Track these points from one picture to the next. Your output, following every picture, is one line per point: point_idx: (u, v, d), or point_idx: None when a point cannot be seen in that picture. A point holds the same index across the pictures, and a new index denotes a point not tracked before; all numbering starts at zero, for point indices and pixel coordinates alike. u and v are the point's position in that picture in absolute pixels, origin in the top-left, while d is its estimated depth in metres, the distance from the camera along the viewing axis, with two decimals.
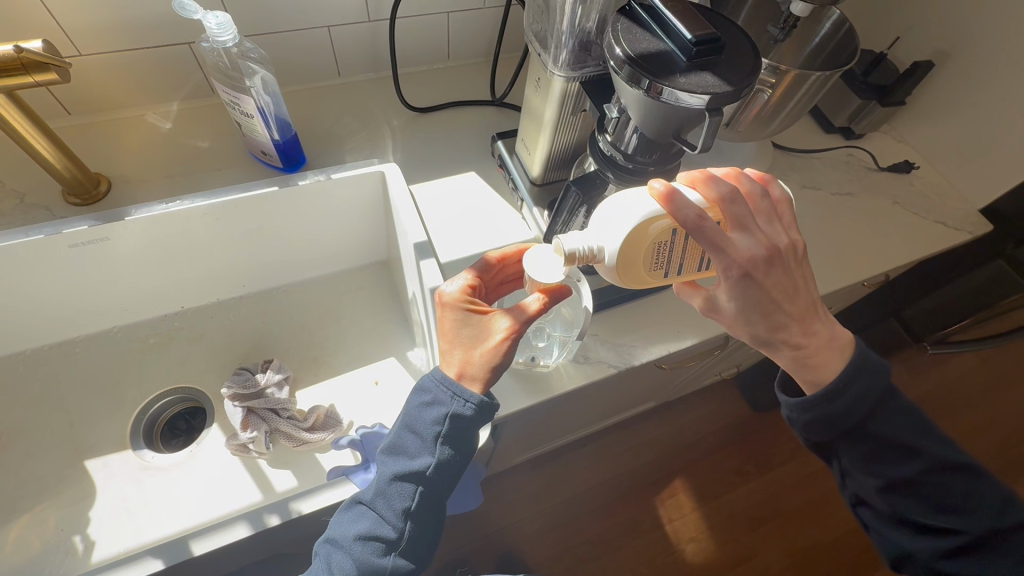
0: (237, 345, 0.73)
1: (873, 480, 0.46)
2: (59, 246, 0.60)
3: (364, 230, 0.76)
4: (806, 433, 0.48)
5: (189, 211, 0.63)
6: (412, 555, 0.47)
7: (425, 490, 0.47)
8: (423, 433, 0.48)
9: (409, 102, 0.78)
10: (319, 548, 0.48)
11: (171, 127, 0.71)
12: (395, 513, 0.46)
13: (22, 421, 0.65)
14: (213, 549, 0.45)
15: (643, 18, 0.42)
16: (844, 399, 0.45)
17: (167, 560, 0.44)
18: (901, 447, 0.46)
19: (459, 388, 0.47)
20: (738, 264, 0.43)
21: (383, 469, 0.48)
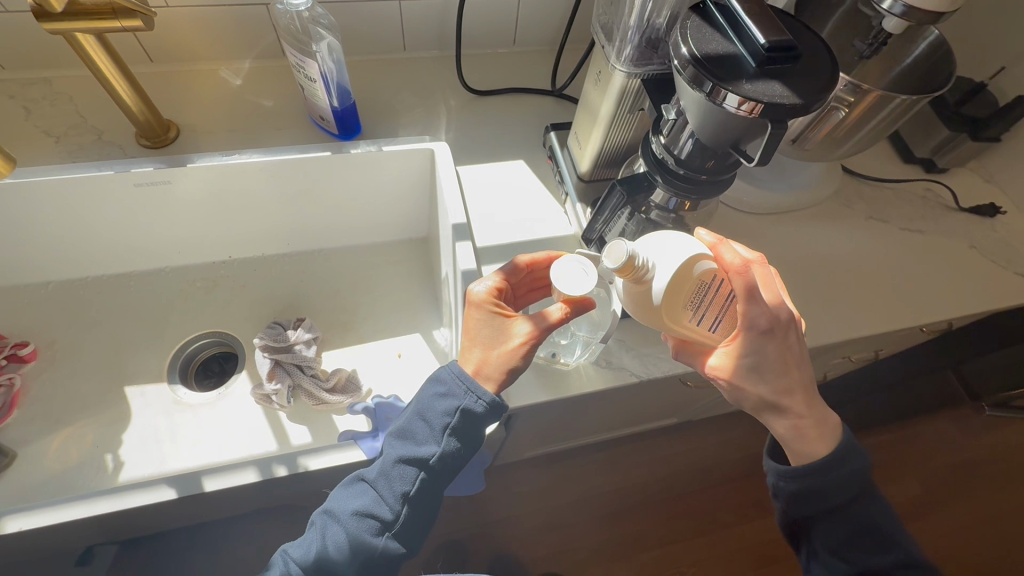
0: (274, 300, 0.76)
1: (841, 563, 0.49)
2: (126, 183, 0.64)
3: (408, 205, 0.77)
4: (788, 503, 0.51)
5: (246, 166, 0.66)
6: (402, 541, 0.48)
7: (426, 477, 0.48)
8: (432, 422, 0.48)
9: (470, 83, 0.78)
10: (316, 515, 0.50)
11: (241, 84, 0.74)
12: (393, 496, 0.47)
13: (77, 341, 0.70)
14: (222, 488, 0.46)
15: (715, 18, 0.40)
16: (834, 479, 0.48)
17: (178, 491, 0.46)
18: (875, 537, 0.48)
19: (474, 384, 0.48)
20: (765, 320, 0.47)
21: (389, 451, 0.49)
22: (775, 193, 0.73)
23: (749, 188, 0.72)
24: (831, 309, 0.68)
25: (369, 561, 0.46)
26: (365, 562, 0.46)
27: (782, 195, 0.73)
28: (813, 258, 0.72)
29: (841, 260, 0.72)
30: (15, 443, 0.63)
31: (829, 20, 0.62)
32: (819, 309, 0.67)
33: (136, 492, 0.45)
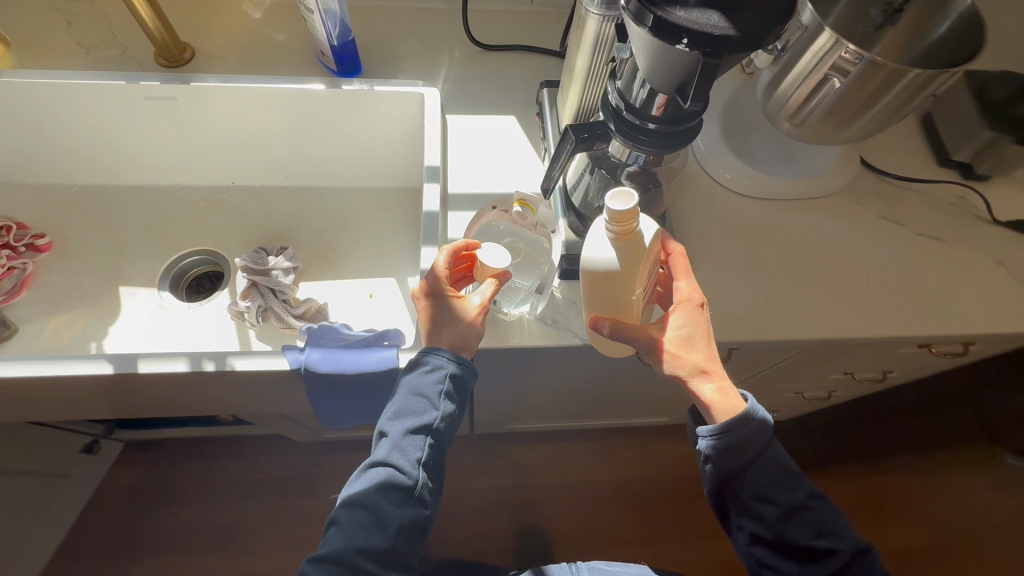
0: (266, 227, 0.80)
1: (772, 509, 0.51)
2: (138, 95, 0.69)
3: (401, 151, 0.78)
4: (719, 462, 0.52)
5: (245, 90, 0.70)
6: (422, 503, 0.50)
7: (434, 440, 0.51)
8: (428, 394, 0.50)
9: (477, 38, 0.78)
10: (335, 510, 0.51)
11: (260, 17, 0.77)
12: (407, 466, 0.50)
13: (86, 239, 0.76)
14: (153, 371, 0.51)
15: None
16: (758, 430, 0.51)
17: (115, 367, 0.51)
18: (791, 478, 0.52)
19: (453, 353, 0.51)
20: (694, 295, 0.53)
21: (393, 428, 0.50)
22: (776, 178, 0.68)
23: (746, 169, 0.68)
24: (816, 305, 0.63)
25: (400, 529, 0.49)
26: (399, 531, 0.49)
27: (785, 181, 0.68)
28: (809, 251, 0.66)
29: (839, 256, 0.66)
30: (19, 320, 0.70)
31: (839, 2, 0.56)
32: (801, 303, 0.63)
33: (82, 362, 0.52)
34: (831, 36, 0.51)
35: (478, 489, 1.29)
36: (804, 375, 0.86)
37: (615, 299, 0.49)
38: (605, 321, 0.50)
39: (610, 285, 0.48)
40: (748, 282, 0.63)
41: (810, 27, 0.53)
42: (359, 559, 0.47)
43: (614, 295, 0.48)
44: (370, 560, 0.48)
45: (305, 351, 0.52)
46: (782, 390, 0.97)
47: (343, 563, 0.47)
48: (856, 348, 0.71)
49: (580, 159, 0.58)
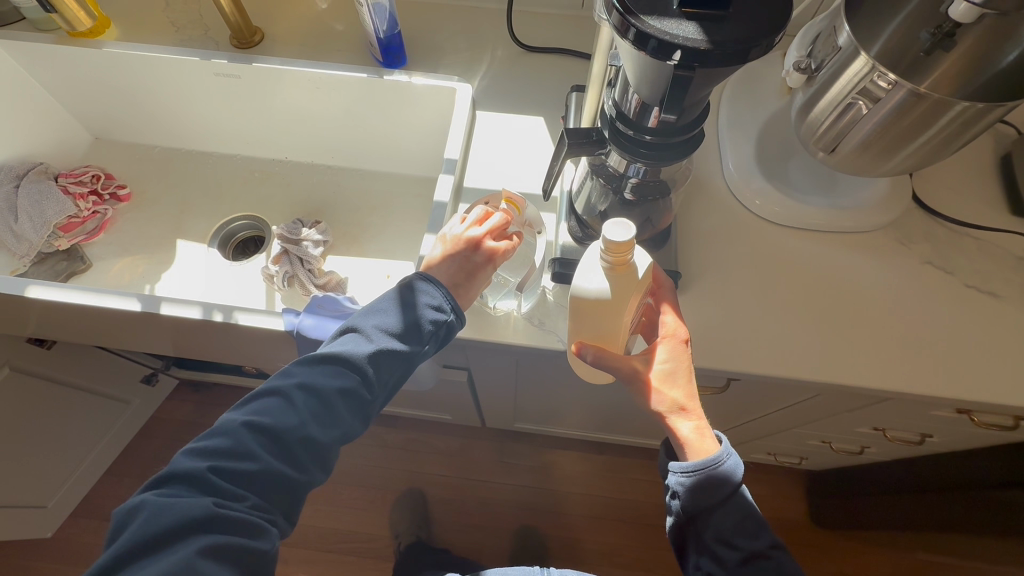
0: (308, 201, 0.86)
1: (732, 553, 0.49)
2: (209, 70, 0.78)
3: (436, 142, 0.81)
4: (685, 499, 0.51)
5: (299, 74, 0.76)
6: (366, 421, 0.52)
7: (401, 371, 0.52)
8: (421, 325, 0.52)
9: (522, 38, 0.79)
10: (285, 387, 0.49)
11: (326, 7, 0.83)
12: (373, 381, 0.51)
13: (158, 194, 0.87)
14: (173, 314, 0.60)
15: None
16: (725, 475, 0.49)
17: (143, 305, 0.60)
18: (755, 523, 0.50)
19: (459, 304, 0.54)
20: (680, 331, 0.52)
21: (374, 342, 0.51)
22: (811, 206, 0.63)
23: (778, 194, 0.64)
24: (830, 347, 0.58)
25: (342, 436, 0.49)
26: (340, 438, 0.49)
27: (820, 210, 0.63)
28: (834, 289, 0.61)
29: (867, 299, 0.61)
30: (95, 257, 0.81)
31: (884, 30, 0.53)
32: (814, 342, 0.58)
33: (117, 296, 0.61)
34: (866, 62, 0.47)
35: (485, 480, 1.32)
36: (827, 423, 0.80)
37: (599, 328, 0.48)
38: (589, 349, 0.50)
39: (597, 314, 0.47)
40: (758, 310, 0.60)
41: (845, 49, 0.49)
42: (296, 447, 0.47)
43: (599, 324, 0.48)
44: (305, 453, 0.47)
45: (300, 316, 0.58)
46: (805, 435, 0.90)
47: (279, 442, 0.47)
48: (878, 401, 0.65)
49: (584, 163, 0.58)
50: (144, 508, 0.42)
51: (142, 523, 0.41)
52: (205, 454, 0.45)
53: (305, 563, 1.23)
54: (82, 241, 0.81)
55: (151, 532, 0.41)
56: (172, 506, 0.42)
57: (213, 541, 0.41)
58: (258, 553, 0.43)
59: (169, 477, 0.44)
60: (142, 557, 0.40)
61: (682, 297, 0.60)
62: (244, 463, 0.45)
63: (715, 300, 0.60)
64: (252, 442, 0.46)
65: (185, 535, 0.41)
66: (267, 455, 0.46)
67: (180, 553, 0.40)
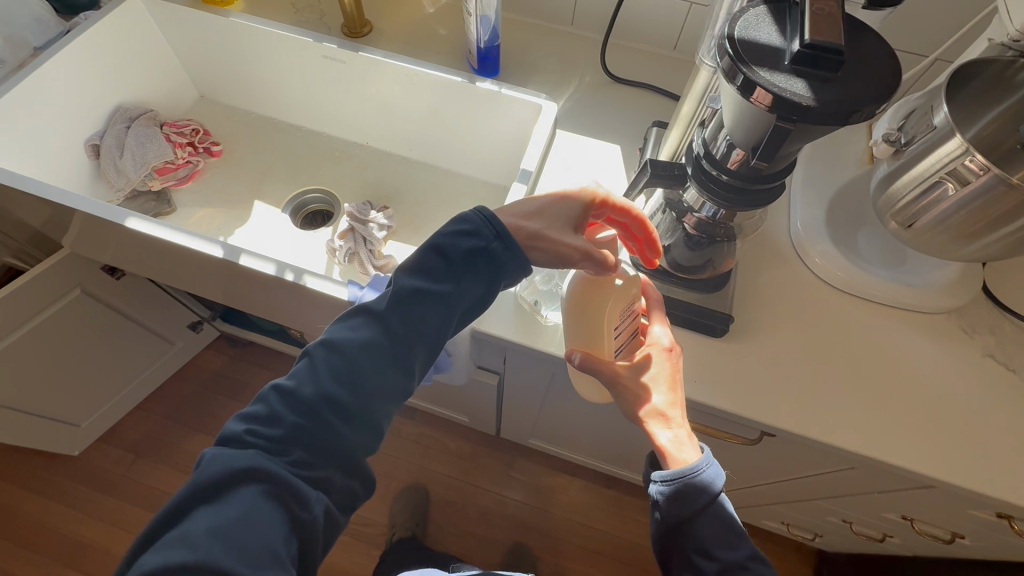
0: (380, 187, 0.91)
1: (709, 565, 0.50)
2: (317, 52, 0.84)
3: (511, 152, 0.84)
4: (663, 509, 0.52)
5: (398, 68, 0.81)
6: (406, 372, 0.50)
7: (438, 311, 0.51)
8: (453, 260, 0.52)
9: (612, 70, 0.82)
10: (310, 347, 0.50)
11: (433, 12, 0.89)
12: (402, 326, 0.50)
13: (246, 158, 0.93)
14: (250, 266, 0.64)
15: (776, 13, 0.39)
16: (701, 488, 0.49)
17: (223, 253, 0.65)
18: (734, 534, 0.50)
19: (498, 225, 0.52)
20: (665, 339, 0.55)
21: (405, 284, 0.51)
22: (872, 276, 0.63)
23: (840, 257, 0.63)
24: (871, 420, 0.57)
25: (378, 389, 0.48)
26: (373, 392, 0.48)
27: (881, 282, 0.63)
28: (886, 364, 0.60)
29: (917, 379, 0.59)
30: (180, 204, 0.88)
31: (986, 115, 0.54)
32: (856, 412, 0.57)
33: (202, 241, 0.66)
34: (960, 143, 0.47)
35: (487, 488, 1.32)
36: (851, 499, 0.78)
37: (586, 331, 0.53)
38: (577, 353, 0.53)
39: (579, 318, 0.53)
40: (803, 369, 0.59)
41: (940, 129, 0.50)
42: (322, 405, 0.46)
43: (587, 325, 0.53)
44: (335, 414, 0.46)
45: (363, 290, 0.62)
46: (825, 510, 0.88)
47: (308, 403, 0.46)
48: (912, 487, 0.63)
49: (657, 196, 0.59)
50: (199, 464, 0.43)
51: (194, 477, 0.42)
52: (247, 416, 0.46)
53: None
54: (172, 186, 0.88)
55: (200, 482, 0.41)
56: (219, 470, 0.42)
57: (261, 490, 0.42)
58: (304, 518, 0.43)
59: (219, 439, 0.45)
60: (195, 512, 0.40)
61: (728, 342, 0.60)
62: (277, 427, 0.45)
63: (760, 350, 0.60)
64: (283, 405, 0.46)
65: (234, 488, 0.42)
66: (296, 415, 0.45)
67: (232, 505, 0.41)
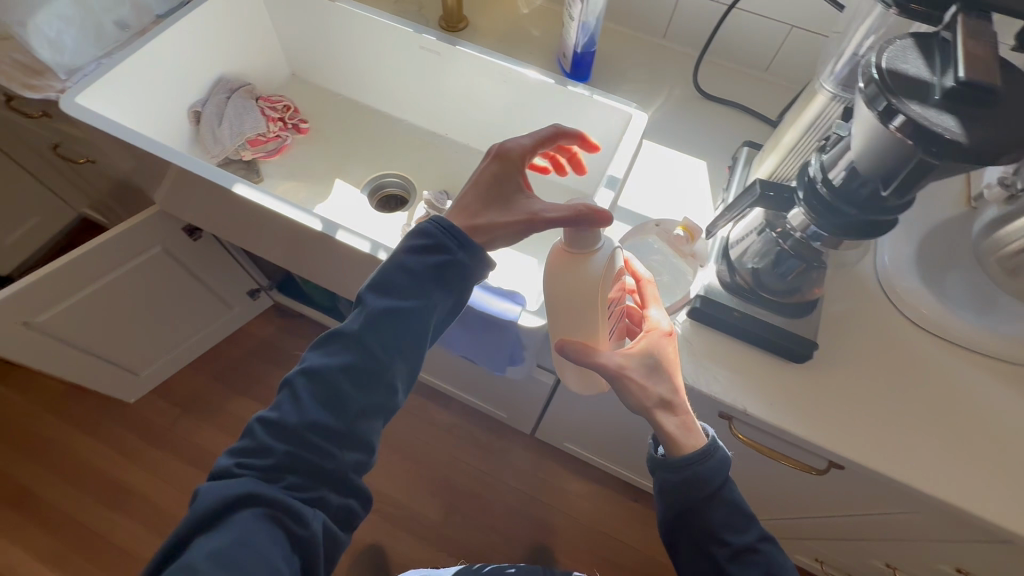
0: (456, 178, 0.93)
1: (721, 550, 0.51)
2: (415, 42, 0.86)
3: (591, 158, 0.86)
4: (671, 497, 0.52)
5: (492, 65, 0.83)
6: (388, 390, 0.51)
7: (414, 329, 0.52)
8: (417, 276, 0.53)
9: (701, 85, 0.83)
10: (288, 378, 0.50)
11: (527, 13, 0.91)
12: (378, 346, 0.51)
13: (331, 138, 0.97)
14: (346, 242, 0.67)
15: (926, 47, 0.39)
16: (707, 473, 0.51)
17: (322, 226, 0.68)
18: (745, 519, 0.51)
19: (457, 232, 0.54)
20: (663, 324, 0.55)
21: (373, 305, 0.52)
22: (962, 319, 0.61)
23: (928, 296, 0.62)
24: (948, 464, 0.56)
25: (363, 406, 0.50)
26: (360, 411, 0.49)
27: (971, 326, 0.61)
28: (964, 411, 0.59)
29: (999, 428, 0.58)
30: (265, 175, 0.92)
31: None
32: (932, 454, 0.56)
33: (302, 213, 0.69)
34: None
35: (513, 484, 1.34)
36: (900, 542, 0.76)
37: (581, 325, 0.54)
38: (570, 347, 0.51)
39: (575, 310, 0.54)
40: (880, 404, 0.58)
41: None
42: (308, 430, 0.47)
43: (581, 318, 0.54)
44: (321, 437, 0.47)
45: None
46: (868, 551, 0.86)
47: (296, 431, 0.47)
48: (977, 538, 0.62)
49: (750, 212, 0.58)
50: (196, 501, 0.44)
51: (192, 510, 0.43)
52: (238, 450, 0.47)
53: None
54: (261, 157, 0.92)
55: (198, 516, 0.43)
56: (217, 502, 0.43)
57: (260, 512, 0.44)
58: (303, 535, 0.44)
59: (210, 476, 0.46)
60: (199, 541, 0.42)
61: (805, 368, 0.60)
62: (265, 456, 0.46)
63: (836, 380, 0.60)
64: (269, 437, 0.47)
65: (233, 514, 0.43)
66: (284, 444, 0.47)
67: (234, 530, 0.42)
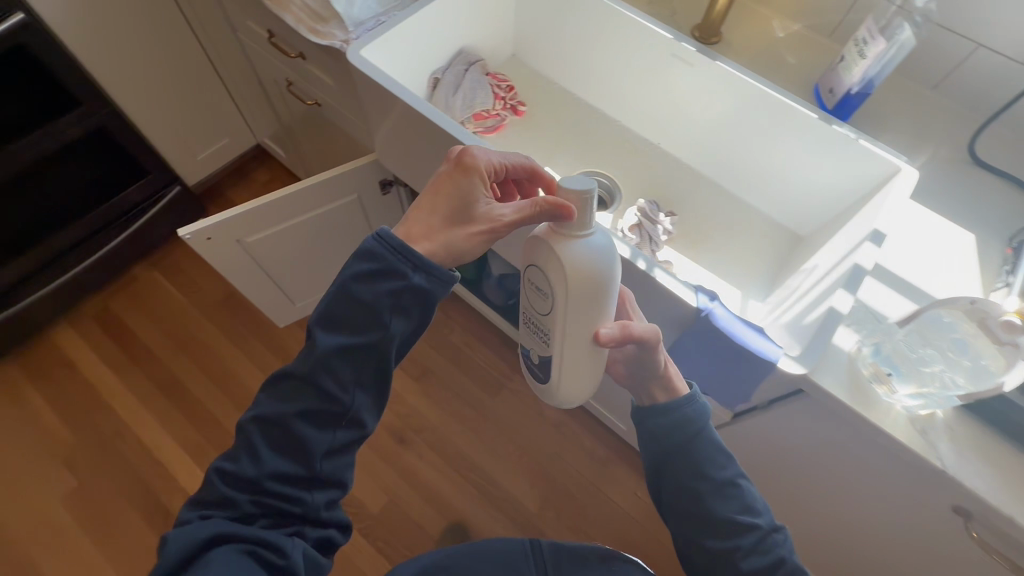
0: (663, 189, 0.92)
1: (704, 486, 0.58)
2: (669, 48, 0.85)
3: (824, 202, 0.82)
4: (655, 437, 0.62)
5: (750, 88, 0.80)
6: (355, 424, 0.52)
7: (373, 359, 0.52)
8: (374, 308, 0.50)
9: (973, 150, 0.76)
10: (246, 427, 0.51)
11: (782, 38, 0.87)
12: (336, 385, 0.51)
13: (544, 124, 0.98)
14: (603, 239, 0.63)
15: None
16: (689, 413, 0.60)
17: None
18: (724, 456, 0.59)
19: (413, 261, 0.51)
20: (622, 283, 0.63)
21: (326, 340, 0.50)
22: None
23: None
24: None
25: (329, 441, 0.51)
26: (325, 451, 0.51)
27: None
28: None
29: None
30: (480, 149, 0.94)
31: None
32: None
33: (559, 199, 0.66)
34: None
35: (608, 495, 1.34)
36: None
37: (594, 311, 0.57)
38: (609, 328, 0.58)
39: (586, 295, 0.56)
40: None
41: None
42: (270, 480, 0.50)
43: (597, 305, 0.57)
44: (283, 485, 0.50)
45: (713, 302, 0.60)
46: None
47: (255, 483, 0.50)
48: None
49: None
50: (166, 548, 0.47)
51: (161, 559, 0.46)
52: (199, 502, 0.50)
53: (432, 466, 1.36)
54: (479, 131, 0.94)
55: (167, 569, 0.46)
56: (183, 553, 0.46)
57: (234, 549, 0.47)
58: (280, 565, 0.49)
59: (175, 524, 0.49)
60: None
61: None
62: (227, 510, 0.49)
63: None
64: (231, 489, 0.49)
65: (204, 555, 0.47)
66: (241, 497, 0.49)
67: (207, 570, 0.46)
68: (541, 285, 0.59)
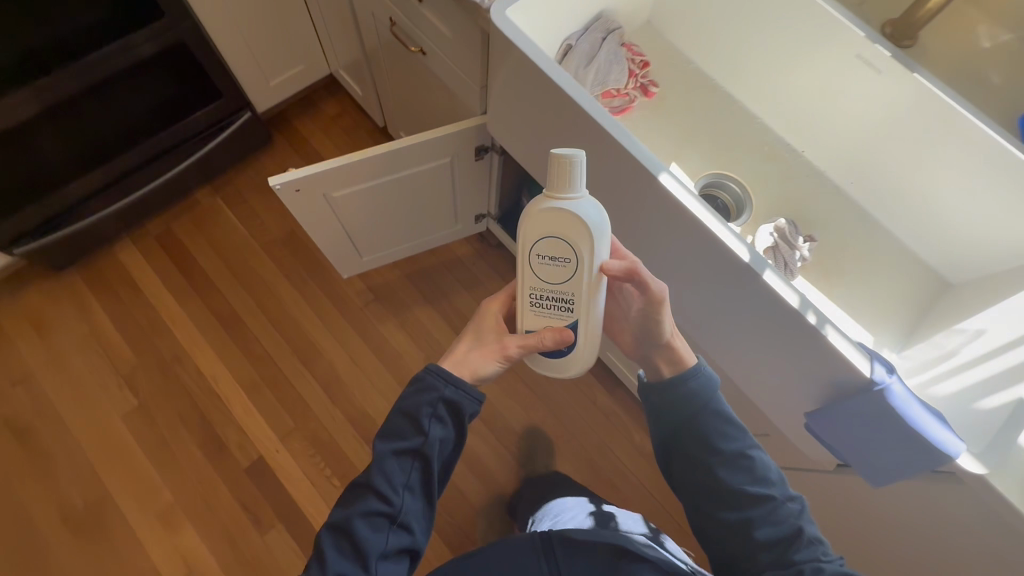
0: (799, 206, 0.83)
1: (717, 460, 0.61)
2: (853, 48, 0.74)
3: (998, 255, 0.72)
4: (662, 409, 0.65)
5: (946, 109, 0.70)
6: (408, 528, 0.59)
7: (418, 466, 0.60)
8: (420, 422, 0.61)
9: None
10: (317, 544, 0.58)
11: (985, 49, 0.74)
12: (389, 488, 0.58)
13: (674, 111, 0.87)
14: (771, 284, 0.58)
15: None
16: (695, 385, 0.63)
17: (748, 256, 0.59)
18: (736, 430, 0.61)
19: (447, 376, 0.62)
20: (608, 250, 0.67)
21: (383, 449, 0.60)
22: None
23: None
24: None
25: (389, 537, 0.58)
26: (385, 550, 0.57)
27: None
28: None
29: None
30: None
31: None
32: None
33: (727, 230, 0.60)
34: None
35: (652, 493, 1.32)
36: None
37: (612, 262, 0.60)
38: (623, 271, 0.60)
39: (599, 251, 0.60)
40: None
41: None
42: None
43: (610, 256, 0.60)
44: None
45: (889, 376, 0.56)
46: None
47: None
48: None
49: None
50: None
51: None
52: None
53: (479, 436, 1.36)
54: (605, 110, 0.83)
55: None
56: None
57: None
58: None
59: None
60: None
61: None
62: None
63: None
64: None
65: None
66: None
67: None
68: (560, 255, 0.60)
